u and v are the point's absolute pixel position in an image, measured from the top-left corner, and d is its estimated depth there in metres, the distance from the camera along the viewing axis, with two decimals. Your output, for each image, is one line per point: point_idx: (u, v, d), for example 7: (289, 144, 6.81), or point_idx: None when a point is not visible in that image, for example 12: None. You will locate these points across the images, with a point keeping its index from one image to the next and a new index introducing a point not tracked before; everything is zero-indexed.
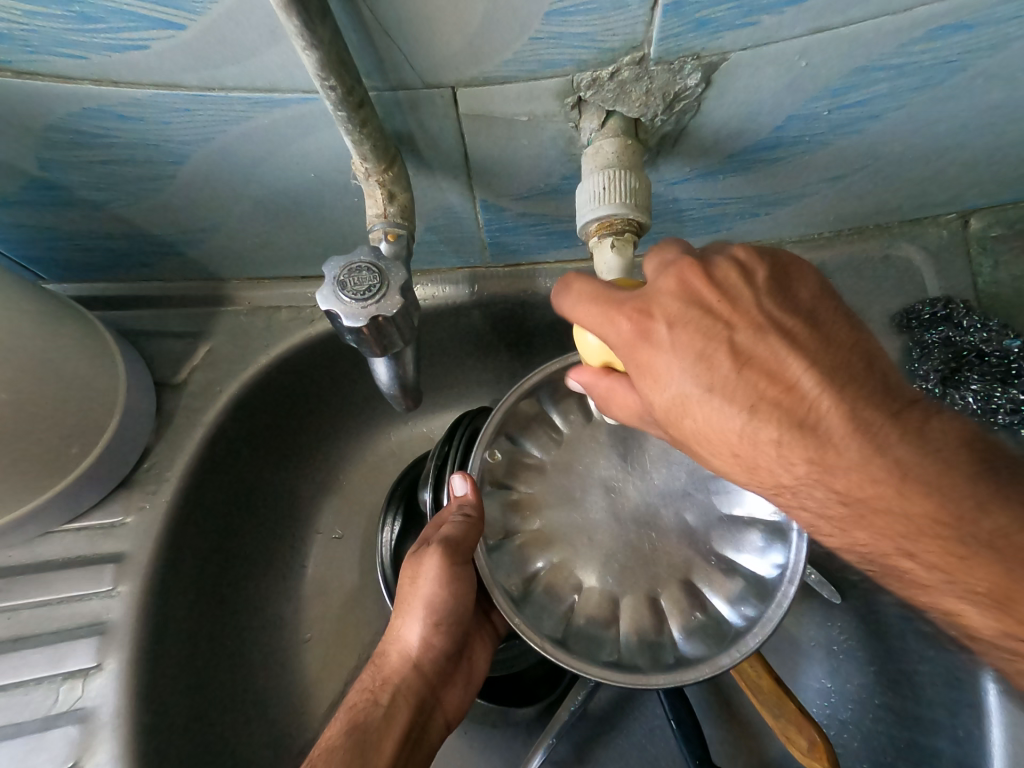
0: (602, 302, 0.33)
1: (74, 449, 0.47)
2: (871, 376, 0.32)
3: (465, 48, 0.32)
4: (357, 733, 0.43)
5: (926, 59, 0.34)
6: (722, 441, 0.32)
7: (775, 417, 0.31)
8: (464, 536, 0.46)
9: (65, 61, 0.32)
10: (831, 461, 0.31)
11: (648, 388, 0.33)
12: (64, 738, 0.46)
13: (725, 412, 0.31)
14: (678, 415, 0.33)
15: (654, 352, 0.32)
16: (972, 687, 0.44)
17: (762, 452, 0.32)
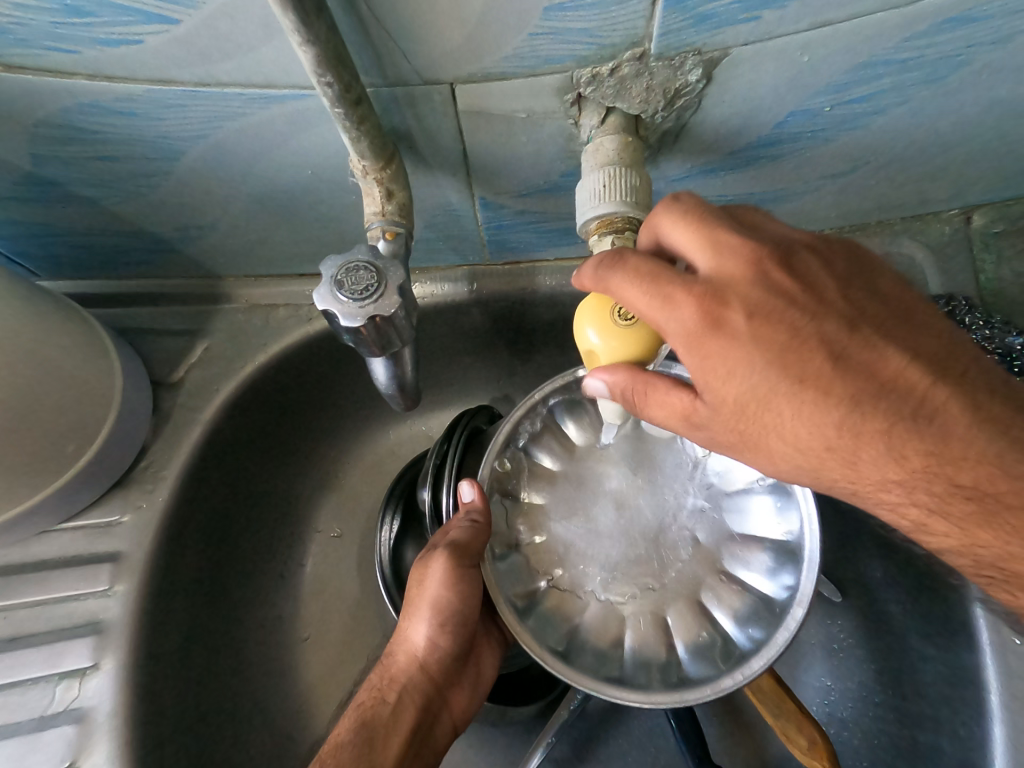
0: (657, 286, 0.30)
1: (69, 449, 0.47)
2: (956, 359, 0.31)
3: (464, 43, 0.32)
4: (365, 729, 0.44)
5: (929, 54, 0.33)
6: (803, 434, 0.31)
7: (851, 401, 0.30)
8: (471, 540, 0.47)
9: (57, 56, 0.32)
10: (909, 440, 0.30)
11: (721, 382, 0.31)
12: (60, 738, 0.46)
13: (804, 398, 0.30)
14: (755, 408, 0.31)
15: (722, 339, 0.30)
16: (973, 685, 0.44)
17: (844, 442, 0.30)
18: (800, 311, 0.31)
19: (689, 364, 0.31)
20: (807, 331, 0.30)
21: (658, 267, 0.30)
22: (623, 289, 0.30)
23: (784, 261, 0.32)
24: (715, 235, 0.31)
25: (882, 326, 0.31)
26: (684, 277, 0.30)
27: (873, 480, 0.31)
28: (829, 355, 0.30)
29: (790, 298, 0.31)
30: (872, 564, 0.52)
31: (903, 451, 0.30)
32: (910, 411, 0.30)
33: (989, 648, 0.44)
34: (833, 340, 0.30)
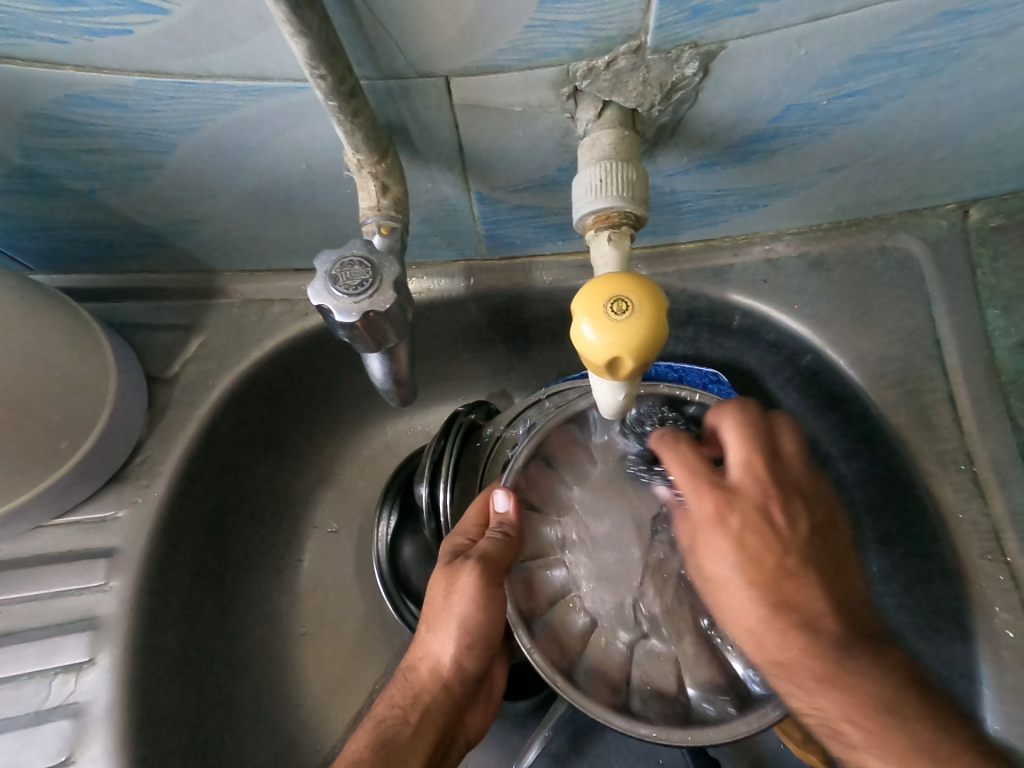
0: (697, 478, 0.42)
1: (63, 444, 0.46)
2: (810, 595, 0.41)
3: (457, 35, 0.31)
4: (385, 750, 0.43)
5: (927, 48, 0.33)
6: (748, 611, 0.40)
7: (749, 585, 0.40)
8: (500, 556, 0.46)
9: (48, 47, 0.32)
10: (825, 675, 0.38)
11: (710, 554, 0.41)
12: (57, 733, 0.46)
13: (754, 589, 0.40)
14: (736, 538, 0.41)
15: (725, 538, 0.41)
16: (962, 679, 0.44)
17: (772, 632, 0.40)
18: (787, 541, 0.41)
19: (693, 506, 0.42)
20: (783, 539, 0.41)
21: (703, 466, 0.42)
22: (671, 465, 0.43)
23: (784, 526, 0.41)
24: (761, 459, 0.42)
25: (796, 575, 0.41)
26: (716, 478, 0.42)
27: (880, 716, 0.37)
28: (785, 558, 0.41)
29: (774, 521, 0.41)
30: (867, 558, 0.52)
31: (815, 648, 0.39)
32: (851, 632, 0.40)
33: (981, 642, 0.43)
34: (795, 549, 0.41)
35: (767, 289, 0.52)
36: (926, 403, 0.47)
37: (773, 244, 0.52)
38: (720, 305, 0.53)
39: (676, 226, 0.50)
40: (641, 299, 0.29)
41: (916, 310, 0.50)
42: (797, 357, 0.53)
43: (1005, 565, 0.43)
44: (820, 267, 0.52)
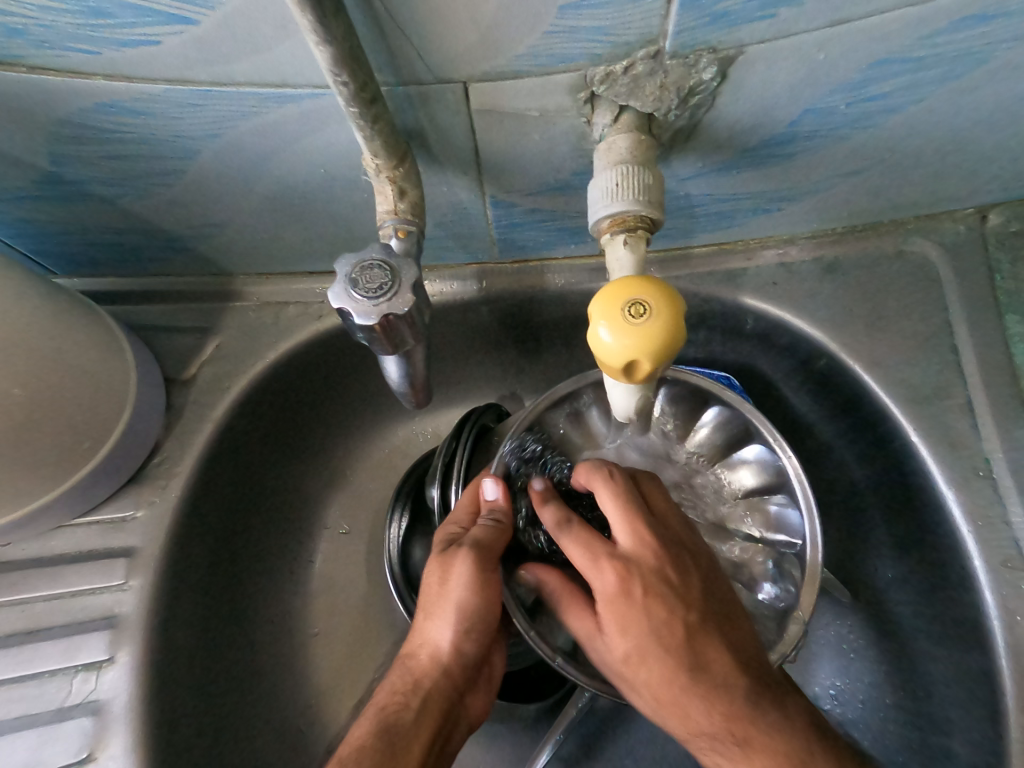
0: (595, 553, 0.43)
1: (86, 445, 0.47)
2: (719, 662, 0.41)
3: (477, 41, 0.32)
4: (387, 735, 0.43)
5: (947, 52, 0.33)
6: (661, 680, 0.41)
7: (651, 665, 0.41)
8: (494, 540, 0.46)
9: (78, 57, 0.32)
10: (742, 737, 0.40)
11: (619, 632, 0.41)
12: (78, 730, 0.47)
13: (663, 659, 0.41)
14: (630, 619, 0.41)
15: (634, 610, 0.41)
16: (982, 687, 0.44)
17: (688, 701, 0.40)
18: (688, 602, 0.42)
19: (596, 588, 0.42)
20: (675, 608, 0.42)
21: (594, 539, 0.43)
22: (570, 549, 0.43)
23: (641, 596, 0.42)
24: (644, 525, 0.43)
25: (703, 640, 0.41)
26: (608, 548, 0.43)
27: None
28: (691, 618, 0.42)
29: (671, 584, 0.42)
30: (882, 563, 0.52)
31: (731, 708, 0.40)
32: (757, 684, 0.41)
33: (1004, 650, 0.42)
34: (696, 607, 0.42)
35: (781, 292, 0.52)
36: (944, 409, 0.47)
37: (787, 247, 0.52)
38: (732, 308, 0.53)
39: (690, 230, 0.50)
40: (659, 301, 0.29)
41: (934, 314, 0.49)
42: (810, 361, 0.53)
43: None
44: (835, 270, 0.52)
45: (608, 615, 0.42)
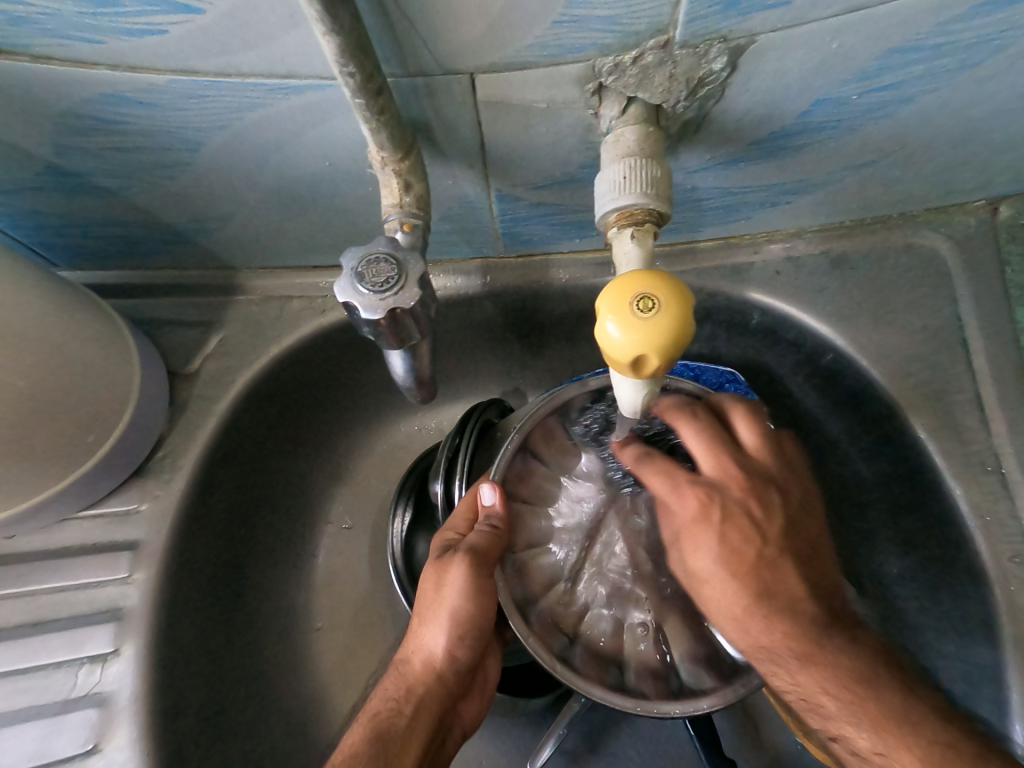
0: (675, 480, 0.42)
1: (90, 438, 0.47)
2: (791, 582, 0.40)
3: (485, 31, 0.31)
4: (381, 743, 0.42)
5: (963, 40, 0.33)
6: (731, 600, 0.40)
7: (729, 577, 0.40)
8: (490, 548, 0.46)
9: (83, 46, 0.32)
10: (803, 653, 0.39)
11: (695, 552, 0.40)
12: (83, 722, 0.47)
13: (733, 585, 0.40)
14: (710, 534, 0.40)
15: (708, 534, 0.40)
16: (991, 683, 0.43)
17: (752, 621, 0.39)
18: (766, 532, 0.40)
19: (672, 502, 0.41)
20: (757, 528, 0.40)
21: (675, 467, 0.42)
22: (650, 478, 0.42)
23: (726, 516, 0.40)
24: (728, 452, 0.41)
25: (780, 564, 0.40)
26: (690, 475, 0.41)
27: (855, 692, 0.38)
28: (765, 550, 0.40)
29: (755, 514, 0.40)
30: (888, 559, 0.52)
31: (797, 630, 0.39)
32: (826, 614, 0.40)
33: (1012, 646, 0.42)
34: (774, 538, 0.40)
35: (788, 287, 0.51)
36: (953, 404, 0.47)
37: (794, 241, 0.51)
38: (738, 303, 0.53)
39: (697, 223, 0.49)
40: (669, 299, 0.29)
41: (943, 309, 0.49)
42: (817, 356, 0.52)
43: None
44: (843, 265, 0.51)
45: (681, 529, 0.41)
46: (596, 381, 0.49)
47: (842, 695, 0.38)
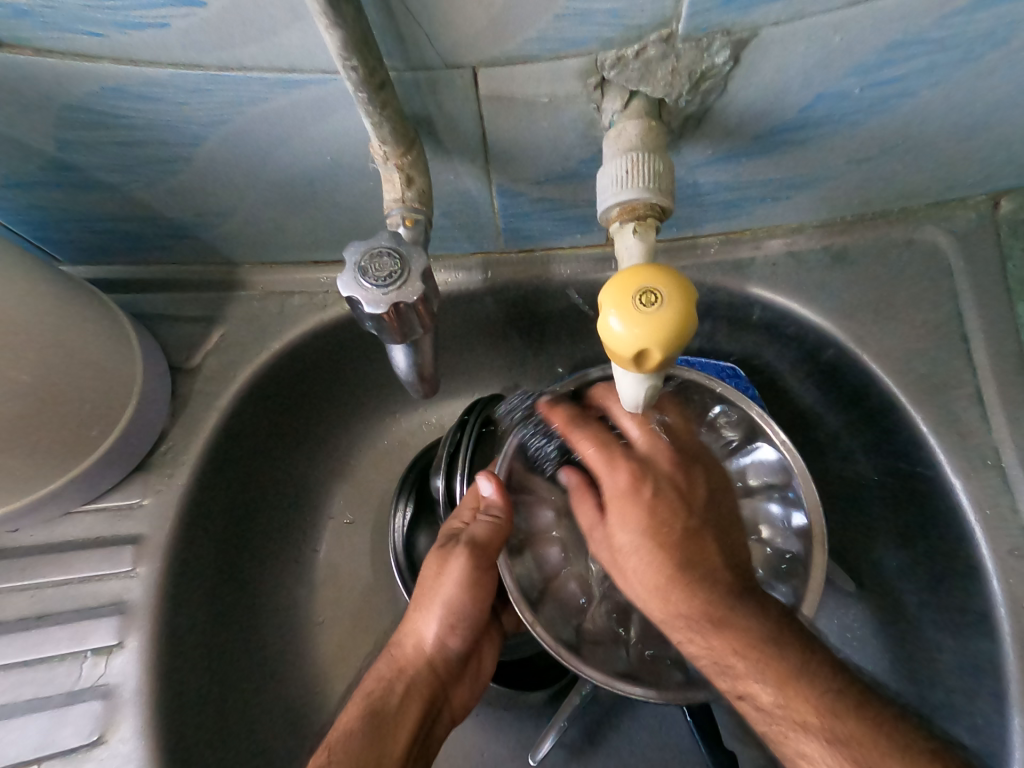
0: (609, 454, 0.47)
1: (93, 432, 0.47)
2: (707, 553, 0.45)
3: (487, 24, 0.31)
4: (374, 718, 0.45)
5: (966, 34, 0.33)
6: (646, 562, 0.44)
7: (649, 537, 0.45)
8: (489, 539, 0.47)
9: (86, 40, 0.32)
10: (716, 619, 0.41)
11: (620, 520, 0.46)
12: (88, 713, 0.47)
13: (652, 547, 0.44)
14: (636, 501, 0.46)
15: (637, 502, 0.46)
16: (988, 676, 0.44)
17: (671, 588, 0.42)
18: (687, 502, 0.47)
19: (608, 475, 0.47)
20: (677, 503, 0.46)
21: (613, 445, 0.48)
22: (584, 446, 0.47)
23: (652, 486, 0.47)
24: (654, 434, 0.49)
25: (700, 533, 0.46)
26: (624, 454, 0.48)
27: (765, 651, 0.38)
28: (687, 521, 0.46)
29: (680, 490, 0.47)
30: (888, 554, 0.52)
31: (711, 599, 0.42)
32: (741, 585, 0.43)
33: (1011, 639, 0.42)
34: (695, 510, 0.46)
35: (790, 283, 0.51)
36: (954, 399, 0.47)
37: (795, 236, 0.51)
38: (740, 298, 0.53)
39: (698, 218, 0.49)
40: (672, 292, 0.29)
41: (944, 304, 0.49)
42: (818, 352, 0.52)
43: None
44: (845, 260, 0.51)
45: (612, 500, 0.47)
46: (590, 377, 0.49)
47: (749, 652, 0.39)
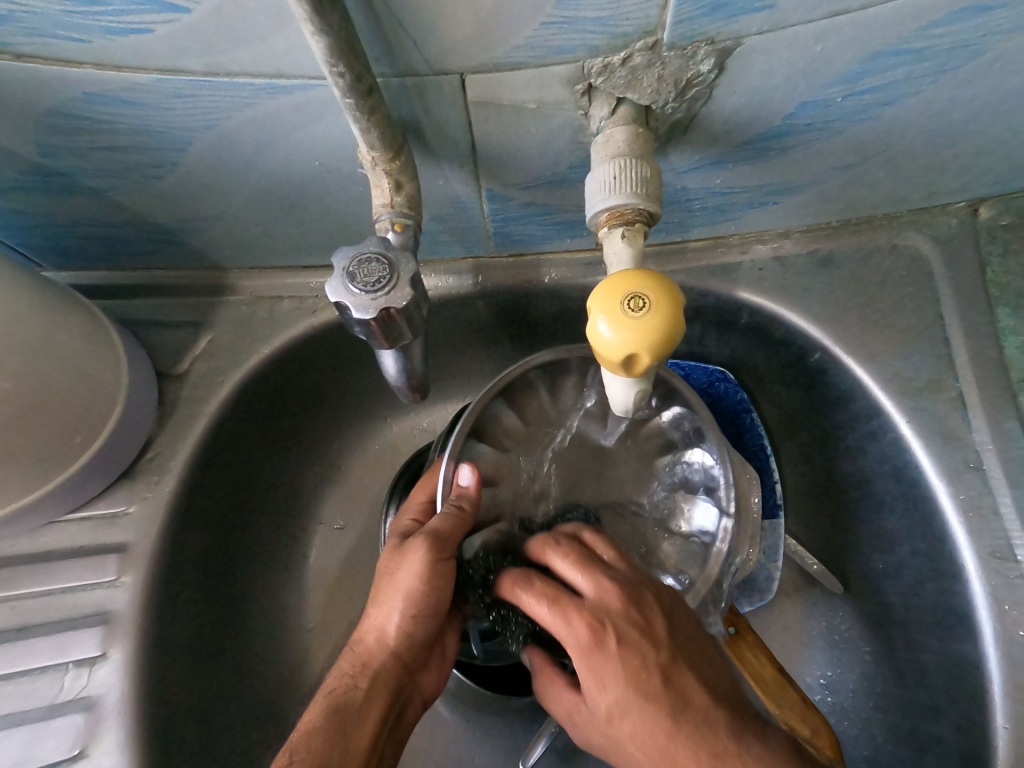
0: (563, 606, 0.42)
1: (76, 440, 0.47)
2: (695, 692, 0.39)
3: (474, 32, 0.32)
4: (337, 716, 0.41)
5: (944, 43, 0.33)
6: (641, 728, 0.38)
7: (635, 705, 0.39)
8: (452, 530, 0.45)
9: (67, 45, 0.32)
10: None
11: (596, 685, 0.40)
12: (69, 727, 0.46)
13: (643, 707, 0.39)
14: (606, 666, 0.40)
15: (607, 658, 0.40)
16: (972, 676, 0.44)
17: (674, 747, 0.37)
18: (656, 639, 0.41)
19: (567, 634, 0.41)
20: (650, 654, 0.40)
21: (558, 590, 0.43)
22: (534, 608, 0.42)
23: (616, 634, 0.41)
24: (599, 569, 0.43)
25: (682, 672, 0.40)
26: (574, 599, 0.42)
27: None
28: (660, 658, 0.40)
29: (641, 626, 0.41)
30: (875, 555, 0.53)
31: (716, 744, 0.37)
32: (738, 713, 0.39)
33: (993, 638, 0.43)
34: (664, 644, 0.41)
35: (776, 286, 0.52)
36: (937, 402, 0.47)
37: (782, 241, 0.52)
38: (728, 302, 0.53)
39: (686, 224, 0.50)
40: (658, 296, 0.29)
41: (927, 308, 0.50)
42: (804, 355, 0.53)
43: (1015, 564, 0.43)
44: (830, 264, 0.52)
45: (589, 669, 0.40)
46: (537, 361, 0.52)
47: None
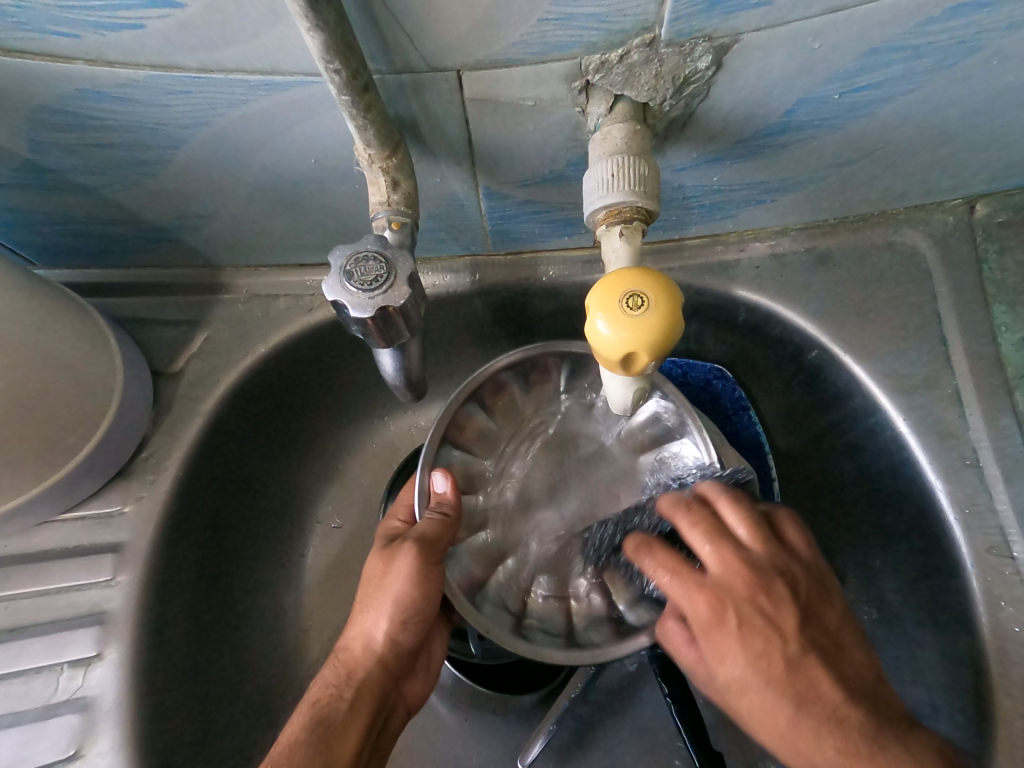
0: (684, 579, 0.41)
1: (70, 439, 0.46)
2: (822, 685, 0.37)
3: (470, 28, 0.31)
4: (321, 727, 0.42)
5: (943, 39, 0.33)
6: (763, 712, 0.37)
7: (757, 687, 0.38)
8: (439, 536, 0.45)
9: (57, 39, 0.32)
10: None
11: (718, 660, 0.39)
12: (64, 727, 0.46)
13: (765, 693, 0.37)
14: (726, 647, 0.39)
15: (727, 638, 0.39)
16: (969, 671, 0.44)
17: (797, 739, 0.36)
18: (783, 629, 0.39)
19: (689, 608, 0.40)
20: (775, 640, 0.38)
21: (681, 562, 0.42)
22: (655, 576, 0.42)
23: (741, 616, 0.39)
24: (727, 545, 0.41)
25: (810, 662, 0.38)
26: (698, 573, 0.41)
27: None
28: (785, 647, 0.38)
29: (767, 611, 0.39)
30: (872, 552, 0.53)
31: (845, 742, 0.35)
32: (874, 712, 0.36)
33: (989, 634, 0.43)
34: (790, 633, 0.39)
35: (774, 284, 0.52)
36: (933, 399, 0.48)
37: (780, 239, 0.52)
38: (726, 300, 0.53)
39: (684, 222, 0.50)
40: (657, 295, 0.29)
41: (924, 306, 0.50)
42: (801, 353, 0.53)
43: (1011, 560, 0.43)
44: (827, 262, 0.52)
45: (709, 646, 0.40)
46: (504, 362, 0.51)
47: None
